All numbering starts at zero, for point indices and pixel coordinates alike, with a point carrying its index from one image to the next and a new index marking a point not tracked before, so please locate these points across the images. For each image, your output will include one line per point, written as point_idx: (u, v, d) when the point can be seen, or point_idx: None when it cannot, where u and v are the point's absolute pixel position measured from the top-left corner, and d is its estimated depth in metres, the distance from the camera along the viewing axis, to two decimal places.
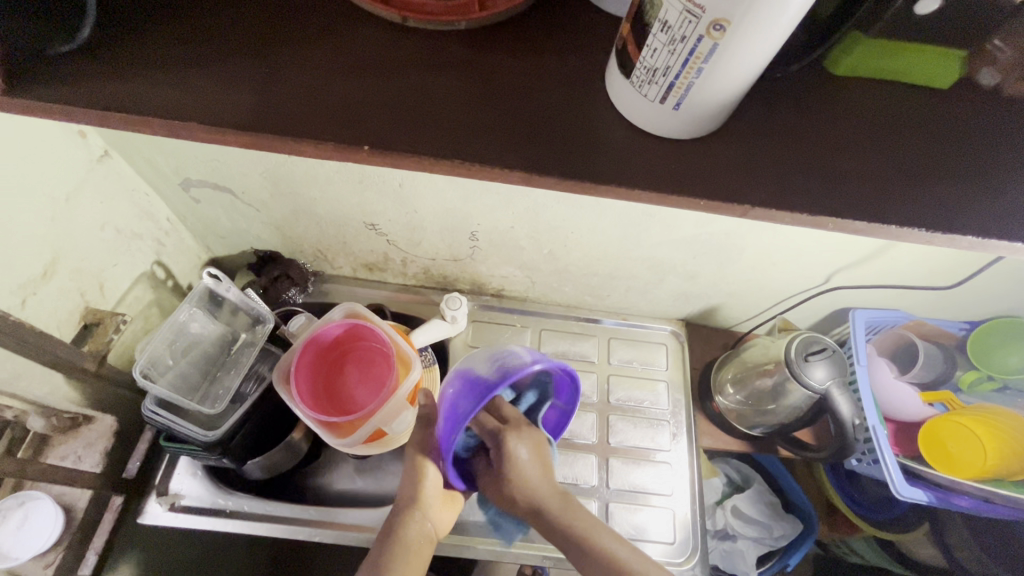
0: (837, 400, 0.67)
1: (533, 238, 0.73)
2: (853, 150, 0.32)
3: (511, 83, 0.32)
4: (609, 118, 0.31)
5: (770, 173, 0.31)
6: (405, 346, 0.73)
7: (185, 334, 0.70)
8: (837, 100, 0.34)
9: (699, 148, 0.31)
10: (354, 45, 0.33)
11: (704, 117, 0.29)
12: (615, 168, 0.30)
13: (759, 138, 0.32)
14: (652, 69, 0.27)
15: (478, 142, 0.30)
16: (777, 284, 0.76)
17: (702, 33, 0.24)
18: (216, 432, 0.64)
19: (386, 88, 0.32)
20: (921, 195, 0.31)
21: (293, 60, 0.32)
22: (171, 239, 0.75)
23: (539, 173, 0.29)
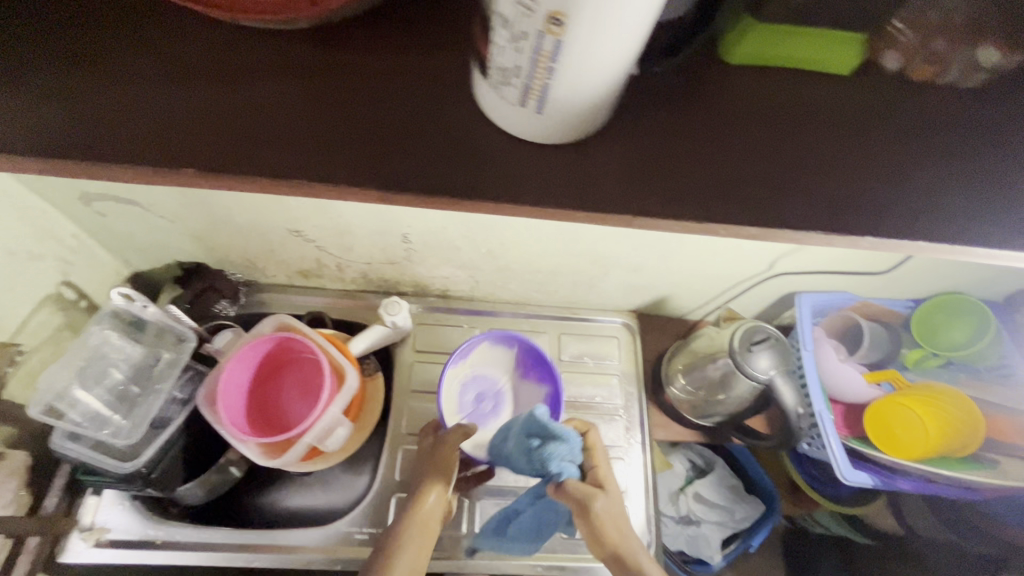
0: (780, 389, 0.66)
1: (468, 237, 0.70)
2: (744, 144, 0.30)
3: (367, 92, 0.30)
4: (470, 121, 0.29)
5: (655, 177, 0.28)
6: (339, 357, 0.70)
7: (101, 358, 0.66)
8: (729, 90, 0.31)
9: (570, 152, 0.29)
10: (190, 54, 0.31)
11: (565, 122, 0.27)
12: (470, 178, 0.28)
13: (644, 137, 0.29)
14: (504, 69, 0.24)
15: (318, 159, 0.28)
16: (721, 273, 0.75)
17: (542, 30, 0.21)
18: (133, 462, 0.61)
19: (221, 103, 0.29)
20: (819, 198, 0.29)
21: (118, 76, 0.30)
22: (79, 256, 0.70)
23: (389, 190, 0.27)
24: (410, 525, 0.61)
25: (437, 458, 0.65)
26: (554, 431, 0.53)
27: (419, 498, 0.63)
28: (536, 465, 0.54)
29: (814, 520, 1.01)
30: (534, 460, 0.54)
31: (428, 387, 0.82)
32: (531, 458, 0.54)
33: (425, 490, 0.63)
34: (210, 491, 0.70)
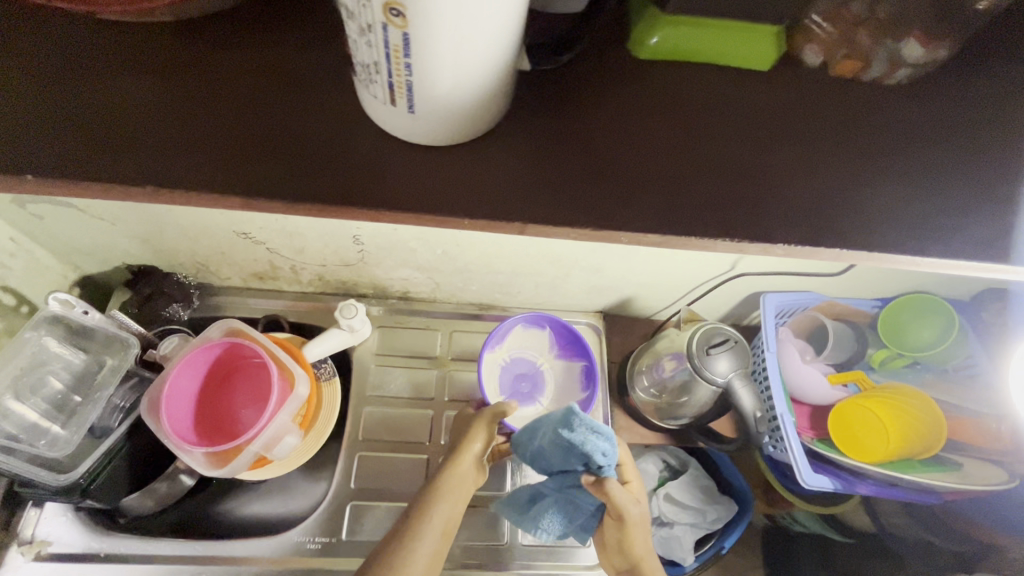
0: (738, 392, 0.65)
1: (422, 239, 0.68)
2: (633, 162, 0.38)
3: (272, 117, 0.37)
4: (344, 122, 0.38)
5: (522, 188, 0.36)
6: (290, 362, 0.68)
7: (38, 365, 0.64)
8: (595, 107, 0.39)
9: (464, 171, 0.37)
10: (106, 84, 0.37)
11: (432, 131, 0.35)
12: (355, 179, 0.36)
13: (507, 154, 0.37)
14: (364, 64, 0.31)
15: (230, 167, 0.36)
16: (683, 273, 0.73)
17: (384, 22, 0.27)
18: (70, 474, 0.59)
19: (139, 124, 0.36)
20: (700, 214, 0.37)
21: (47, 108, 0.36)
22: (18, 261, 0.67)
23: (299, 204, 0.35)
24: (442, 492, 0.58)
25: (474, 440, 0.64)
26: (593, 429, 0.57)
27: (453, 465, 0.61)
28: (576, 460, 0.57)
29: (789, 517, 0.99)
30: (574, 455, 0.57)
31: (387, 391, 0.80)
32: (572, 452, 0.57)
33: (464, 463, 0.61)
34: (158, 502, 0.68)
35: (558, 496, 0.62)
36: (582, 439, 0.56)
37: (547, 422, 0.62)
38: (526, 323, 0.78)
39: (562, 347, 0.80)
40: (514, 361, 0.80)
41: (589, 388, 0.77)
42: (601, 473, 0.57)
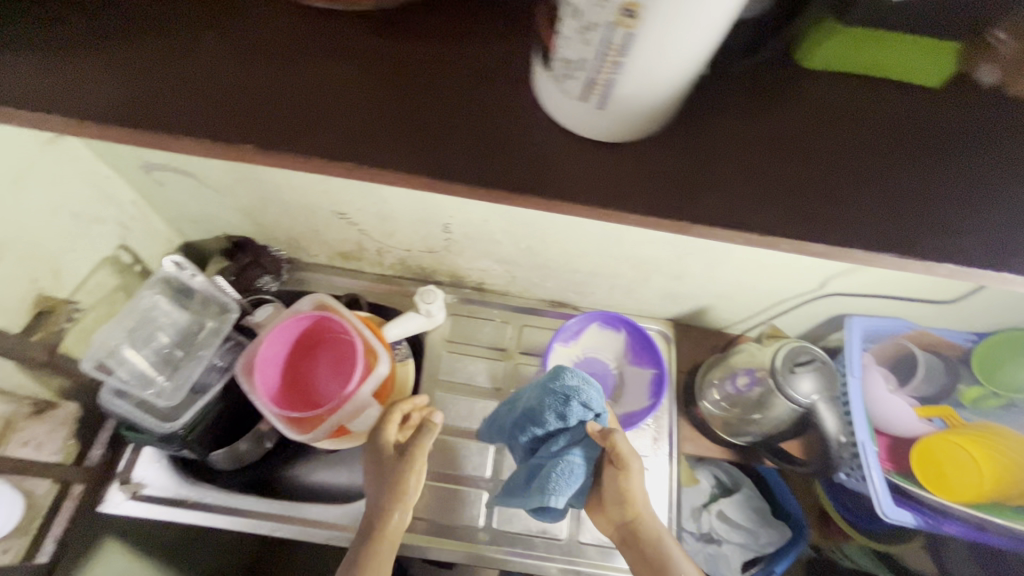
0: (823, 415, 0.63)
1: (510, 231, 0.69)
2: (781, 169, 0.33)
3: (419, 91, 0.32)
4: (496, 104, 0.32)
5: (689, 188, 0.31)
6: (373, 339, 0.71)
7: (149, 322, 0.69)
8: (777, 111, 0.34)
9: (631, 165, 0.32)
10: (244, 42, 0.33)
11: (616, 124, 0.30)
12: (506, 169, 0.31)
13: (676, 151, 0.32)
14: (569, 61, 0.27)
15: (363, 143, 0.30)
16: (767, 287, 0.72)
17: (613, 20, 0.23)
18: (173, 423, 0.63)
19: (275, 84, 0.31)
20: (858, 229, 0.31)
21: (176, 59, 0.31)
22: (137, 222, 0.73)
23: (468, 181, 0.30)
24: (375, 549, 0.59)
25: (409, 473, 0.62)
26: (583, 380, 0.64)
27: (385, 514, 0.61)
28: (573, 415, 0.62)
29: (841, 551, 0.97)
30: (572, 408, 0.62)
31: (456, 377, 0.82)
32: (566, 401, 0.62)
33: (396, 507, 0.61)
34: (240, 457, 0.72)
35: (559, 458, 0.59)
36: (574, 390, 0.62)
37: (523, 398, 0.66)
38: (602, 323, 0.81)
39: (635, 354, 0.81)
40: (586, 360, 0.82)
41: (655, 396, 0.77)
42: (599, 419, 0.63)
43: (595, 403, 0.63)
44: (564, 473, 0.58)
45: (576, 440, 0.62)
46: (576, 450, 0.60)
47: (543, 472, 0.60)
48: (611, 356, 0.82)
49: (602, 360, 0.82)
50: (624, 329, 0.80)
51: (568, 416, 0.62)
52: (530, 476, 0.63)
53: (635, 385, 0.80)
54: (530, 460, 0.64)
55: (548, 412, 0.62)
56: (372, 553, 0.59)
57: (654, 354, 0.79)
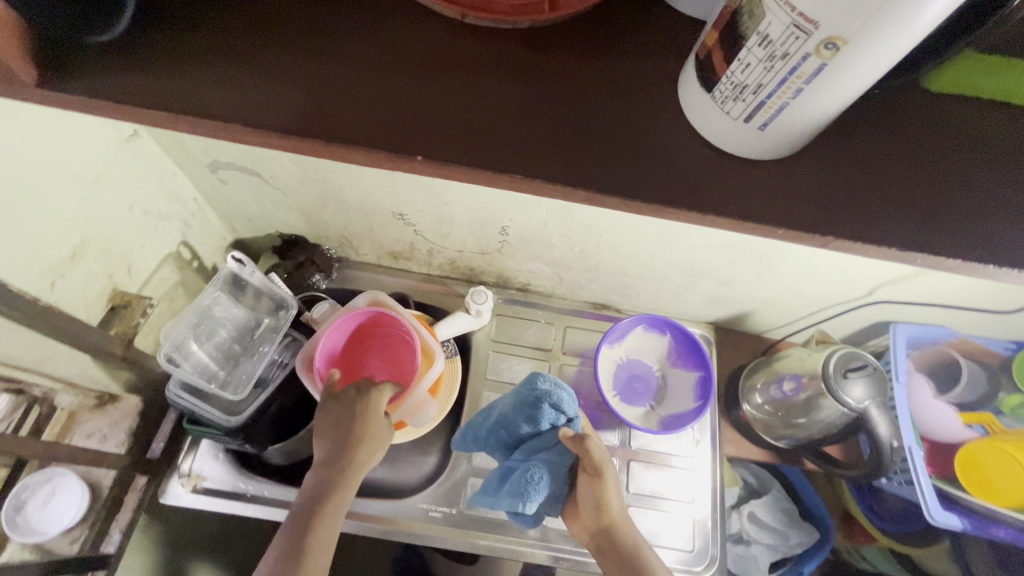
0: (874, 419, 0.65)
1: (566, 235, 0.70)
2: (912, 175, 0.28)
3: (600, 95, 0.28)
4: (672, 112, 0.28)
5: (842, 204, 0.27)
6: (429, 338, 0.72)
7: (210, 318, 0.70)
8: (926, 124, 0.30)
9: (775, 171, 0.28)
10: (405, 37, 0.28)
11: (791, 139, 0.26)
12: (664, 183, 0.27)
13: (823, 164, 0.28)
14: (741, 85, 0.23)
15: (538, 155, 0.27)
16: (817, 294, 0.73)
17: (810, 51, 0.20)
18: (237, 417, 0.65)
19: (441, 90, 0.27)
20: (995, 244, 0.27)
21: (338, 54, 0.27)
22: (197, 220, 0.73)
23: (604, 191, 0.26)
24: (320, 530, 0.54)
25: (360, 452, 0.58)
26: (556, 384, 0.67)
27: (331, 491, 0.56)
28: (546, 419, 0.65)
29: (858, 554, 1.00)
30: (545, 413, 0.64)
31: (502, 376, 0.83)
32: (537, 407, 0.65)
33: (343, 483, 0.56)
34: (296, 454, 0.72)
35: (529, 465, 0.62)
36: (546, 397, 0.65)
37: (498, 407, 0.69)
38: (648, 326, 0.82)
39: (679, 356, 0.82)
40: (630, 361, 0.84)
41: (702, 398, 0.77)
42: (571, 424, 0.65)
43: (567, 407, 0.66)
44: (535, 478, 0.61)
45: (549, 444, 0.64)
46: (548, 454, 0.63)
47: (516, 475, 0.63)
48: (652, 357, 0.84)
49: (643, 361, 0.84)
50: (669, 333, 0.81)
51: (540, 421, 0.64)
52: (503, 477, 0.67)
53: (680, 386, 0.81)
54: (504, 464, 0.68)
55: (522, 417, 0.66)
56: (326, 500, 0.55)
57: (700, 354, 0.78)
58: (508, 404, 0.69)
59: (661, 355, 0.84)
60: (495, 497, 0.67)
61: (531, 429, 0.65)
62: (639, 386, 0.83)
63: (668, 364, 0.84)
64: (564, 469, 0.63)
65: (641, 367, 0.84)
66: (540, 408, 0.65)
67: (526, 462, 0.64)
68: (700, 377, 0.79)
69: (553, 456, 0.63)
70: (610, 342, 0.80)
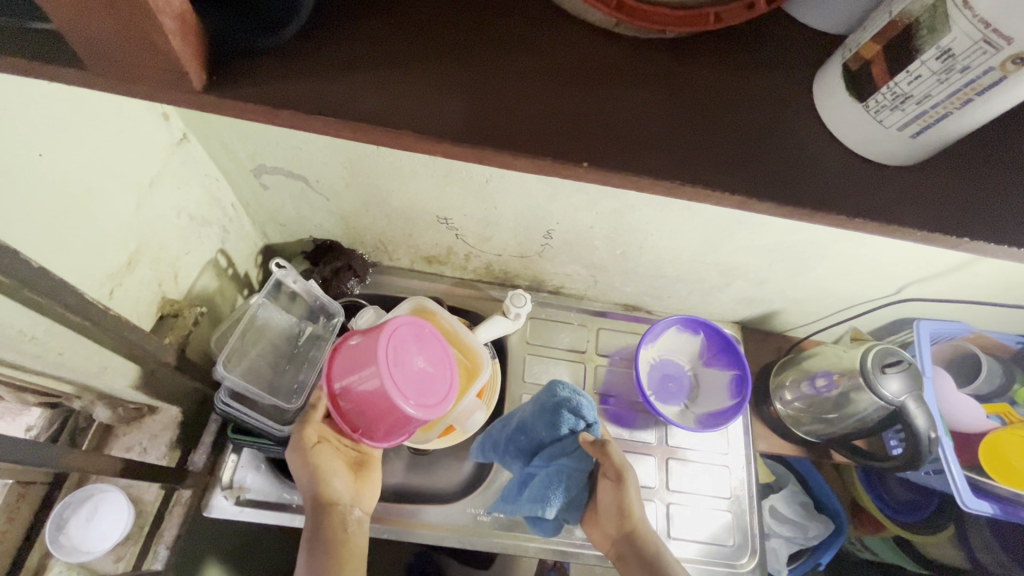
0: (913, 412, 0.67)
1: (610, 238, 0.72)
2: None
3: (744, 102, 0.29)
4: (809, 120, 0.29)
5: (981, 207, 0.28)
6: (474, 344, 0.72)
7: (255, 324, 0.68)
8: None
9: (914, 176, 0.29)
10: (557, 45, 0.28)
11: (934, 146, 0.27)
12: (814, 188, 0.28)
13: (952, 168, 0.29)
14: (904, 95, 0.25)
15: (694, 161, 0.28)
16: (847, 293, 0.76)
17: (994, 66, 0.22)
18: (290, 426, 0.65)
19: (596, 98, 0.28)
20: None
21: (495, 60, 0.28)
22: (233, 226, 0.72)
23: (757, 197, 0.27)
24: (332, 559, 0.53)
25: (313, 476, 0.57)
26: (575, 391, 0.67)
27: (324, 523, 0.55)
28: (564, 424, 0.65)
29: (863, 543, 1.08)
30: (564, 419, 0.64)
31: (539, 378, 0.84)
32: (556, 414, 0.65)
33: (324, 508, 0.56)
34: None
35: (551, 469, 0.63)
36: (566, 403, 0.65)
37: (518, 415, 0.70)
38: (681, 327, 0.83)
39: (712, 356, 0.84)
40: (662, 362, 0.85)
41: (738, 396, 0.79)
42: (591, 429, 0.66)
43: (586, 413, 0.66)
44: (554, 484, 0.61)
45: (569, 450, 0.64)
46: (567, 460, 0.63)
47: (537, 481, 0.64)
48: (684, 357, 0.86)
49: (676, 361, 0.86)
50: (703, 333, 0.83)
51: (559, 426, 0.64)
52: (521, 484, 0.67)
53: (715, 385, 0.83)
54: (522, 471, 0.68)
55: (542, 423, 0.66)
56: (329, 551, 0.53)
57: (735, 353, 0.80)
58: (528, 412, 0.68)
59: (694, 355, 0.86)
60: (514, 503, 0.68)
61: (550, 435, 0.65)
62: (673, 386, 0.85)
63: (700, 363, 0.86)
64: (584, 476, 0.63)
65: (674, 367, 0.86)
66: (559, 415, 0.65)
67: (546, 468, 0.64)
68: (735, 375, 0.80)
69: (571, 462, 0.63)
70: (647, 343, 0.81)
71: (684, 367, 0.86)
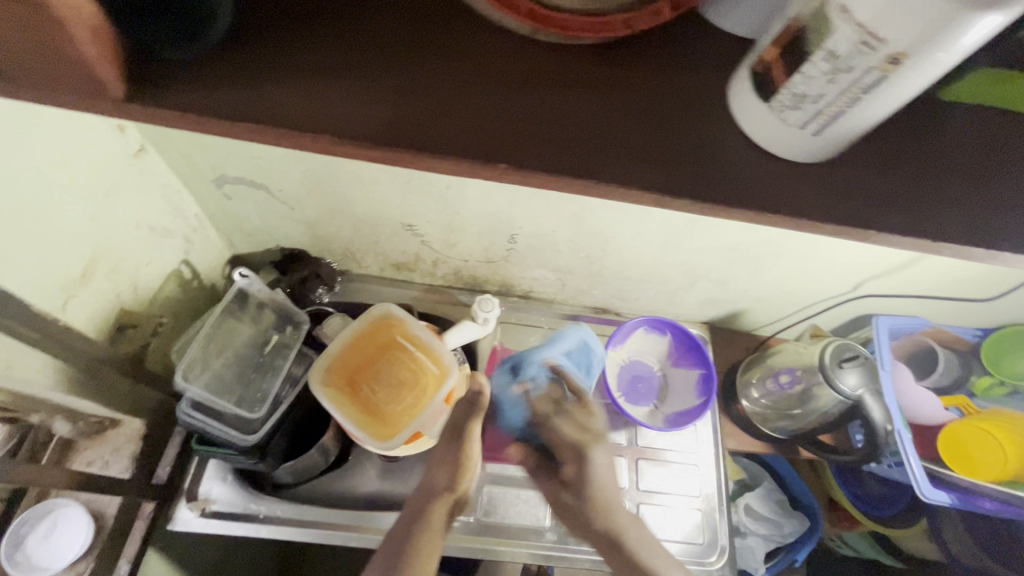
0: (869, 406, 0.70)
1: (573, 242, 0.73)
2: (941, 175, 0.31)
3: (662, 103, 0.30)
4: (725, 122, 0.30)
5: (887, 202, 0.30)
6: (439, 349, 0.73)
7: (219, 334, 0.69)
8: (944, 129, 0.32)
9: (822, 173, 0.30)
10: (480, 52, 0.29)
11: (840, 142, 0.28)
12: (728, 187, 0.29)
13: (862, 166, 0.31)
14: (801, 96, 0.26)
15: (612, 160, 0.29)
16: (806, 291, 0.78)
17: (874, 66, 0.23)
18: (254, 435, 0.64)
19: (518, 102, 0.29)
20: (1010, 234, 0.30)
21: (419, 66, 0.29)
22: (197, 236, 0.72)
23: (673, 196, 0.28)
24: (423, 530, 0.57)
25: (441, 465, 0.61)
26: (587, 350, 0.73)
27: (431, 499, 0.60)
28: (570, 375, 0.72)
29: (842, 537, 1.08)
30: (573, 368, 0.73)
31: None
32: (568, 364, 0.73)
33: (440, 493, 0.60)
34: (306, 472, 0.71)
35: None
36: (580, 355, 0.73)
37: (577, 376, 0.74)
38: (648, 327, 0.84)
39: (680, 355, 0.85)
40: (632, 363, 0.86)
41: (704, 394, 0.80)
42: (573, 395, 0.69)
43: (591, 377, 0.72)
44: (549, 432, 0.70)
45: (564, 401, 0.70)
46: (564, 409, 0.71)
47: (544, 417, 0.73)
48: (653, 357, 0.87)
49: (646, 362, 0.87)
50: (670, 333, 0.84)
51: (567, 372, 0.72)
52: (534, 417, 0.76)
53: (683, 384, 0.84)
54: None
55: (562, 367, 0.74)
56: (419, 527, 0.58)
57: (701, 352, 0.82)
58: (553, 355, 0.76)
59: (663, 355, 0.87)
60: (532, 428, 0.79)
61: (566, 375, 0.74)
62: (643, 386, 0.86)
63: (669, 363, 0.86)
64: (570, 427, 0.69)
65: (643, 367, 0.86)
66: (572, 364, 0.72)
67: None
68: (702, 374, 0.82)
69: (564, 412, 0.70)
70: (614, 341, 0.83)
71: (653, 368, 0.87)
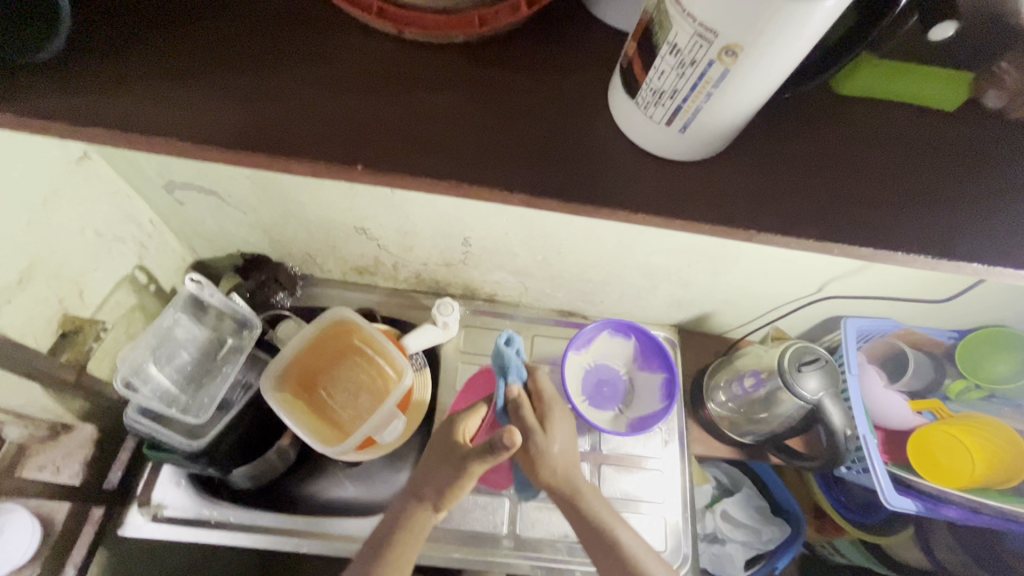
0: (829, 410, 0.68)
1: (527, 244, 0.72)
2: (826, 175, 0.31)
3: (534, 102, 0.30)
4: (605, 125, 0.30)
5: (768, 201, 0.30)
6: (395, 354, 0.72)
7: (171, 339, 0.70)
8: (834, 131, 0.32)
9: (705, 171, 0.30)
10: (347, 57, 0.30)
11: (711, 139, 0.28)
12: (603, 188, 0.28)
13: (745, 166, 0.30)
14: (658, 91, 0.26)
15: (476, 159, 0.28)
16: (770, 293, 0.76)
17: (713, 58, 0.23)
18: (200, 440, 0.64)
19: (378, 103, 0.29)
20: (897, 233, 0.29)
21: (282, 72, 0.29)
22: (153, 242, 0.72)
23: (538, 196, 0.28)
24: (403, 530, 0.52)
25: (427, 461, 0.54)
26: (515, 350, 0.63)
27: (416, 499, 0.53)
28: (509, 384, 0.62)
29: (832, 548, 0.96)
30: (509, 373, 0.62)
31: None
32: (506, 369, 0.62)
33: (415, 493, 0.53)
34: (261, 476, 0.71)
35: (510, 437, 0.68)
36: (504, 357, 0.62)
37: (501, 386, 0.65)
38: (612, 330, 0.83)
39: (645, 359, 0.83)
40: (598, 367, 0.85)
41: (667, 398, 0.79)
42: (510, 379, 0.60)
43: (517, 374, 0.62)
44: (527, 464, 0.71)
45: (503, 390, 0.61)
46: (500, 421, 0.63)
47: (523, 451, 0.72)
48: (619, 362, 0.85)
49: (611, 366, 0.85)
50: (634, 336, 0.83)
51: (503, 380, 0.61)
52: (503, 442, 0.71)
53: (647, 388, 0.83)
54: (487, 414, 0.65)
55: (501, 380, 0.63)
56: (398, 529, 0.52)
57: (665, 356, 0.80)
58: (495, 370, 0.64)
59: (629, 360, 0.85)
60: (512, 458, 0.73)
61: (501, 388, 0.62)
62: (608, 390, 0.84)
63: (635, 367, 0.85)
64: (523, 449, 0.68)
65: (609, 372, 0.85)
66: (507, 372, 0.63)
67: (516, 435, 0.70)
68: (666, 377, 0.80)
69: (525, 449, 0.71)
70: (576, 343, 0.81)
71: (619, 372, 0.85)
